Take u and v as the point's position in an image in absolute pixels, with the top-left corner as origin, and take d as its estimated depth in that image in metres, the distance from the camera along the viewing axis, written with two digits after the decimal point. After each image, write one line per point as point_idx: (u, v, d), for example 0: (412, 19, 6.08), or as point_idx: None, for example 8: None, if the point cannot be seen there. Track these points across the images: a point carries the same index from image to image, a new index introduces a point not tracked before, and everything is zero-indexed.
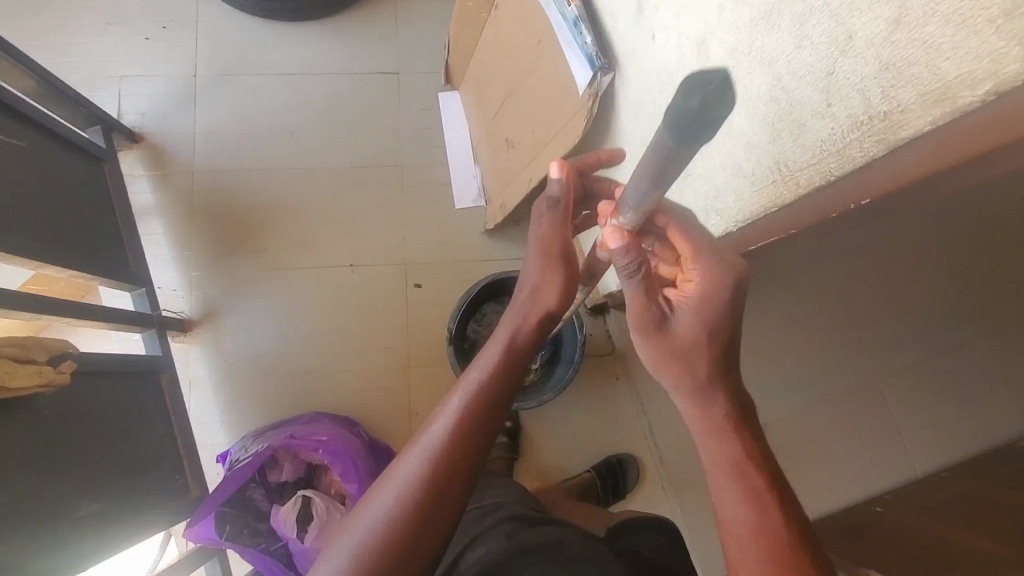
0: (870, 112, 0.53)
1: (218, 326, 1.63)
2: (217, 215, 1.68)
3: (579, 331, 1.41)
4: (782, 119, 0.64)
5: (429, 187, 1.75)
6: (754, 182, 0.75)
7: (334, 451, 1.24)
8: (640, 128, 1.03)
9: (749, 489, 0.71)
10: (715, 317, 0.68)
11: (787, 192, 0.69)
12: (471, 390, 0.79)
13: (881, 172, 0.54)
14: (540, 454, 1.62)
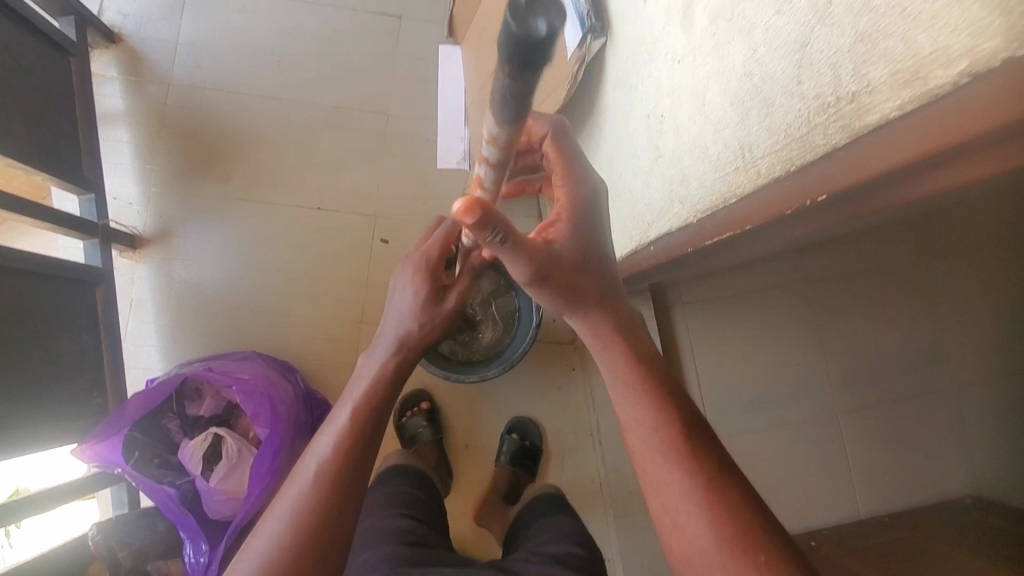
0: (838, 93, 0.47)
1: (169, 249, 1.57)
2: (188, 134, 1.60)
3: (536, 313, 1.35)
4: (752, 97, 0.59)
5: (413, 142, 1.67)
6: (717, 169, 0.69)
7: (251, 392, 1.19)
8: (618, 104, 0.95)
9: (649, 394, 0.69)
10: (583, 236, 0.72)
11: (748, 181, 0.64)
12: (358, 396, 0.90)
13: (840, 165, 0.48)
14: (481, 434, 1.57)
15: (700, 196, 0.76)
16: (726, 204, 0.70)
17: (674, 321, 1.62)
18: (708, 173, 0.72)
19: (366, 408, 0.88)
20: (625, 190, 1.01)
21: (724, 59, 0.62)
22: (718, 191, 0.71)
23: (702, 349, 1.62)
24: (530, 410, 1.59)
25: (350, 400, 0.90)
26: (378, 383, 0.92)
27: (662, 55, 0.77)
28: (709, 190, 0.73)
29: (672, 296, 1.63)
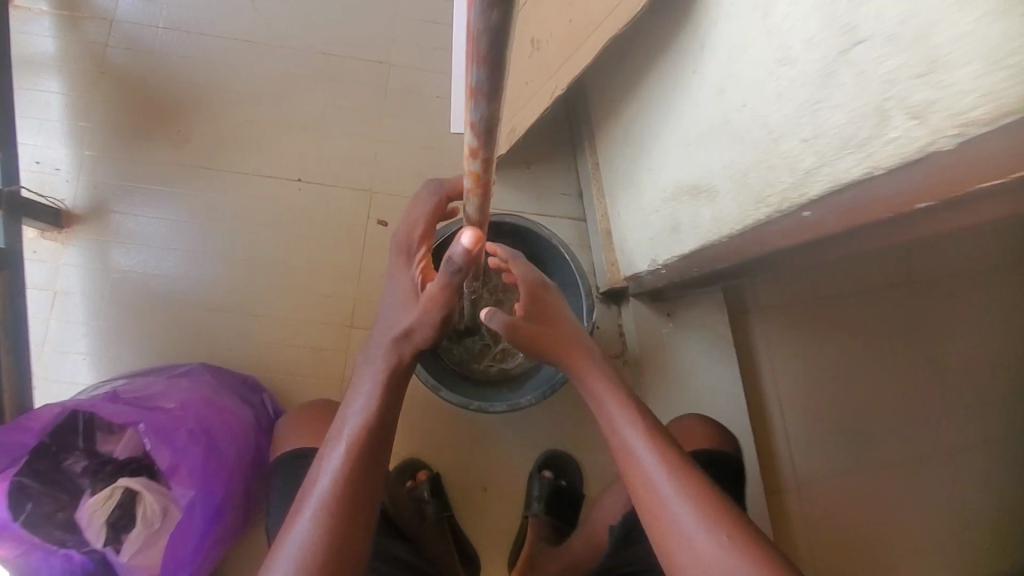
0: (995, 51, 0.35)
1: (107, 229, 1.23)
2: (136, 86, 1.26)
3: (587, 316, 0.96)
4: (862, 75, 0.46)
5: (421, 99, 1.29)
6: (812, 165, 0.55)
7: (173, 426, 0.85)
8: (684, 71, 0.75)
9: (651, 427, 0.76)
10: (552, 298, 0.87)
11: (852, 179, 0.50)
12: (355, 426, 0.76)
13: (1009, 137, 0.35)
14: (503, 473, 1.19)
15: (795, 189, 0.58)
16: (832, 198, 0.54)
17: (751, 332, 1.26)
18: (804, 165, 0.56)
19: (361, 437, 0.75)
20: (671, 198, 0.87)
21: (832, 18, 0.48)
22: (819, 186, 0.54)
23: (787, 367, 1.26)
24: (567, 445, 1.21)
25: (342, 433, 0.76)
26: (370, 414, 0.77)
27: (740, 12, 0.60)
28: (810, 181, 0.55)
29: (749, 300, 1.27)
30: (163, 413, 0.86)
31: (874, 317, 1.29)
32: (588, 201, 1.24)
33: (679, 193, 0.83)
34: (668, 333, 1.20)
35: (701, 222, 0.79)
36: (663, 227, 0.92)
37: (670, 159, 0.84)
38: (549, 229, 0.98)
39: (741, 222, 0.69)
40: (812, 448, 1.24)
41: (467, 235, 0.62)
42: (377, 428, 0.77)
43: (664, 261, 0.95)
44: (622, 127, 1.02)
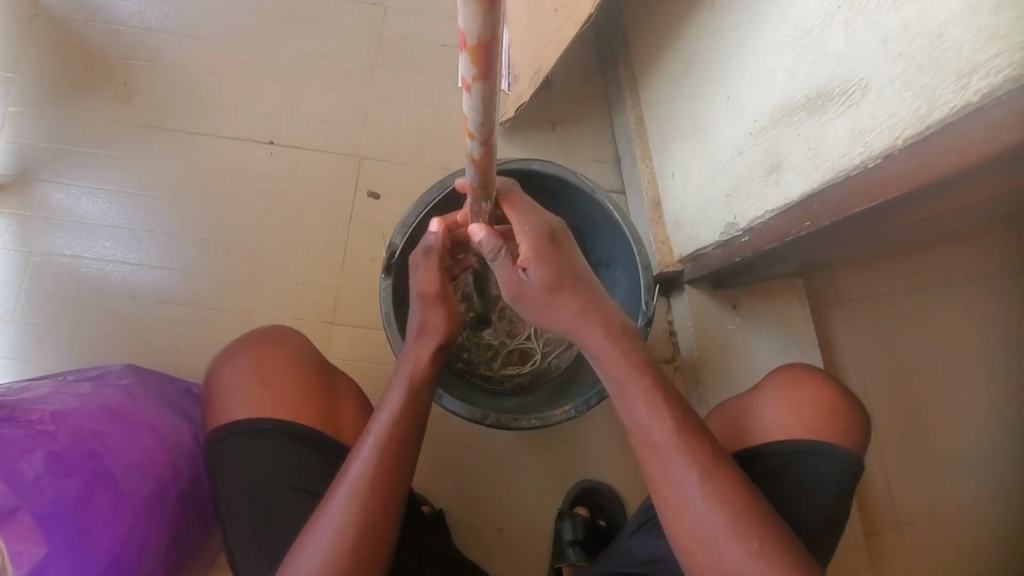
0: None
1: (30, 199, 0.97)
2: (74, 28, 1.02)
3: (647, 298, 0.71)
4: None
5: (423, 48, 1.07)
6: (937, 74, 0.42)
7: (28, 449, 0.53)
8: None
9: (690, 437, 0.52)
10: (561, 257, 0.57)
11: (998, 83, 0.37)
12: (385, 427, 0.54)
13: None
14: (525, 510, 0.91)
15: (890, 121, 0.47)
16: (947, 123, 0.42)
17: (832, 331, 1.01)
18: (906, 84, 0.44)
19: (398, 444, 0.54)
20: (721, 160, 0.73)
21: None
22: (953, 100, 0.41)
23: (879, 375, 1.00)
24: (606, 476, 0.93)
25: (372, 435, 0.54)
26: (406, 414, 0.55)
27: None
28: (894, 114, 0.46)
29: (829, 291, 1.02)
30: (15, 426, 0.53)
31: (981, 312, 1.04)
32: (629, 168, 1.00)
33: (785, 112, 0.58)
34: (733, 331, 0.95)
35: (826, 146, 0.54)
36: (750, 172, 0.67)
37: (768, 67, 0.60)
38: (594, 182, 0.73)
39: (915, 123, 0.44)
40: (913, 478, 0.97)
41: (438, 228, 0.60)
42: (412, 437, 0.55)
43: (748, 221, 0.70)
44: (683, 55, 0.78)
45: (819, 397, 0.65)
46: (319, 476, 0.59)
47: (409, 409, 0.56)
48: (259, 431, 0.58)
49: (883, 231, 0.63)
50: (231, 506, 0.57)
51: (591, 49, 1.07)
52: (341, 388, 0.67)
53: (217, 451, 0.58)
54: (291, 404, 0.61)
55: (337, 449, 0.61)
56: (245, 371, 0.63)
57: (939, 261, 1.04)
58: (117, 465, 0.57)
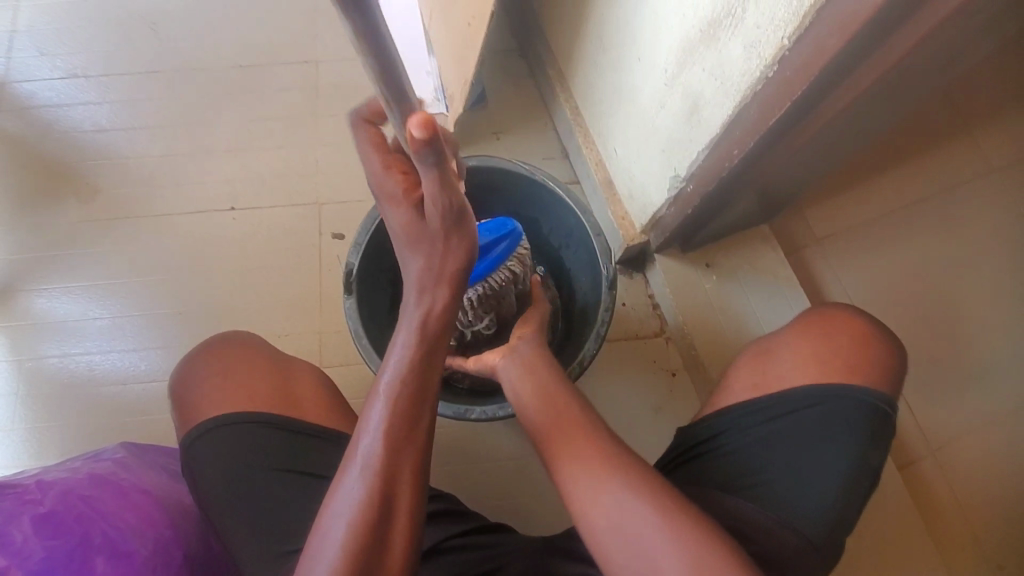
0: None
1: (17, 311, 0.99)
2: (32, 144, 1.07)
3: (606, 263, 0.72)
4: None
5: (359, 91, 1.11)
6: None
7: (16, 515, 0.53)
8: None
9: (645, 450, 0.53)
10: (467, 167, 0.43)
11: None
12: (392, 397, 0.48)
13: None
14: (550, 509, 0.89)
15: (771, 23, 0.49)
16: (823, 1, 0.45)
17: (813, 268, 1.00)
18: None
19: (407, 416, 0.48)
20: (646, 118, 0.75)
21: None
22: None
23: (874, 300, 0.98)
24: None
25: (378, 407, 0.48)
26: (411, 380, 0.49)
27: None
28: (773, 16, 0.49)
29: (800, 232, 1.02)
30: (4, 498, 0.53)
31: (962, 214, 1.03)
32: (576, 157, 1.02)
33: (688, 51, 0.61)
34: (713, 289, 0.94)
35: (728, 71, 0.57)
36: (676, 122, 0.69)
37: (662, 16, 0.63)
38: (530, 165, 0.75)
39: (795, 18, 0.47)
40: (935, 397, 0.95)
41: (416, 120, 0.36)
42: (421, 406, 0.49)
43: (687, 170, 0.72)
44: (593, 34, 0.81)
45: (856, 340, 0.63)
46: (298, 456, 0.60)
47: (416, 376, 0.49)
48: (231, 425, 0.60)
49: (813, 146, 0.64)
50: (217, 500, 0.58)
51: (518, 59, 1.12)
52: (301, 375, 0.68)
53: (194, 454, 0.60)
54: (257, 398, 0.63)
55: (304, 427, 0.62)
56: (210, 374, 0.64)
57: (904, 178, 1.04)
58: (110, 525, 0.56)
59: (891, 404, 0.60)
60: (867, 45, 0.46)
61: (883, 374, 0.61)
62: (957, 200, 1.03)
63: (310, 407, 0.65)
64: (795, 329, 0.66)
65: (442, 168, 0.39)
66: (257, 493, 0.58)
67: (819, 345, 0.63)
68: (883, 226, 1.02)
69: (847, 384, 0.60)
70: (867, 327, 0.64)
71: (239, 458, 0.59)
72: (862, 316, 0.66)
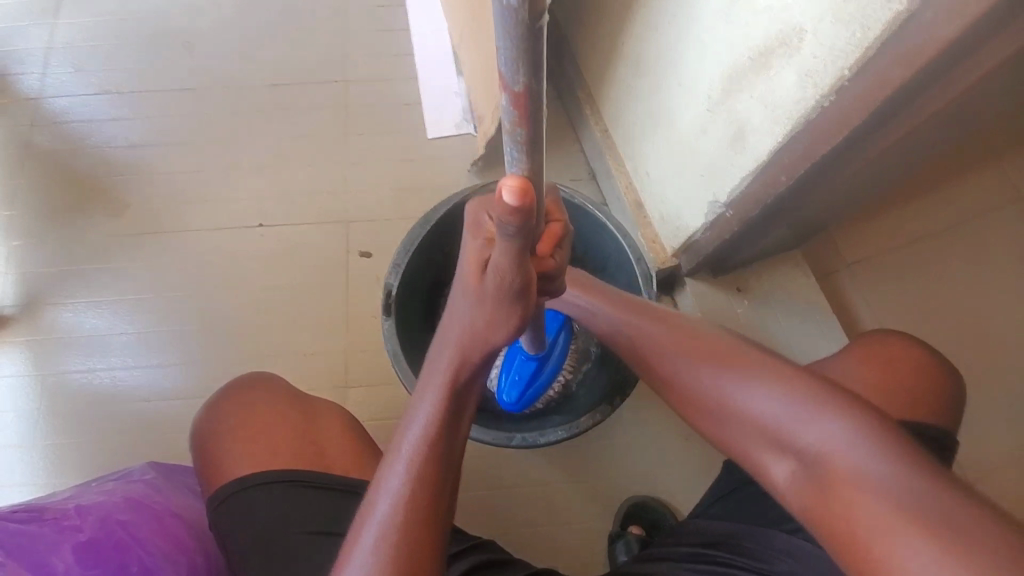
0: None
1: (42, 326, 0.99)
2: (65, 158, 1.08)
3: (646, 288, 0.71)
4: None
5: (388, 110, 1.12)
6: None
7: (56, 544, 0.51)
8: None
9: None
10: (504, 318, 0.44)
11: None
12: (427, 435, 0.46)
13: None
14: (582, 536, 0.87)
15: (829, 54, 0.49)
16: (888, 33, 0.44)
17: (846, 295, 0.99)
18: (829, 13, 0.47)
19: (435, 456, 0.45)
20: (685, 143, 0.75)
21: None
22: (882, 9, 0.44)
23: (908, 327, 0.97)
24: (654, 488, 0.89)
25: (410, 442, 0.46)
26: (448, 420, 0.46)
27: None
28: (831, 46, 0.49)
29: (831, 256, 1.01)
30: (43, 524, 0.52)
31: (998, 242, 1.01)
32: (605, 179, 1.02)
33: (735, 79, 0.61)
34: (745, 313, 0.93)
35: (779, 99, 0.56)
36: (717, 148, 0.69)
37: (708, 43, 0.63)
38: (569, 189, 0.75)
39: (856, 50, 0.47)
40: (974, 428, 0.93)
41: (509, 187, 0.33)
42: (449, 448, 0.46)
43: (728, 196, 0.71)
44: (630, 58, 0.81)
45: (918, 370, 0.61)
46: (327, 513, 0.58)
47: (443, 432, 0.46)
48: (263, 485, 0.59)
49: (860, 171, 0.63)
50: (248, 538, 0.57)
51: (547, 82, 1.12)
52: (327, 417, 0.67)
53: (223, 512, 0.58)
54: (284, 452, 0.62)
55: (330, 480, 0.60)
56: (231, 424, 0.64)
57: (938, 205, 1.03)
58: (147, 553, 0.55)
59: (952, 441, 0.58)
60: (931, 77, 0.45)
61: (945, 406, 0.59)
62: (989, 228, 1.02)
63: (339, 457, 0.64)
64: (847, 354, 0.64)
65: (521, 238, 0.36)
66: (290, 540, 0.57)
67: (878, 375, 0.61)
68: (916, 253, 1.01)
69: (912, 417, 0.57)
70: (924, 357, 0.62)
71: (273, 518, 0.57)
72: (919, 344, 0.63)
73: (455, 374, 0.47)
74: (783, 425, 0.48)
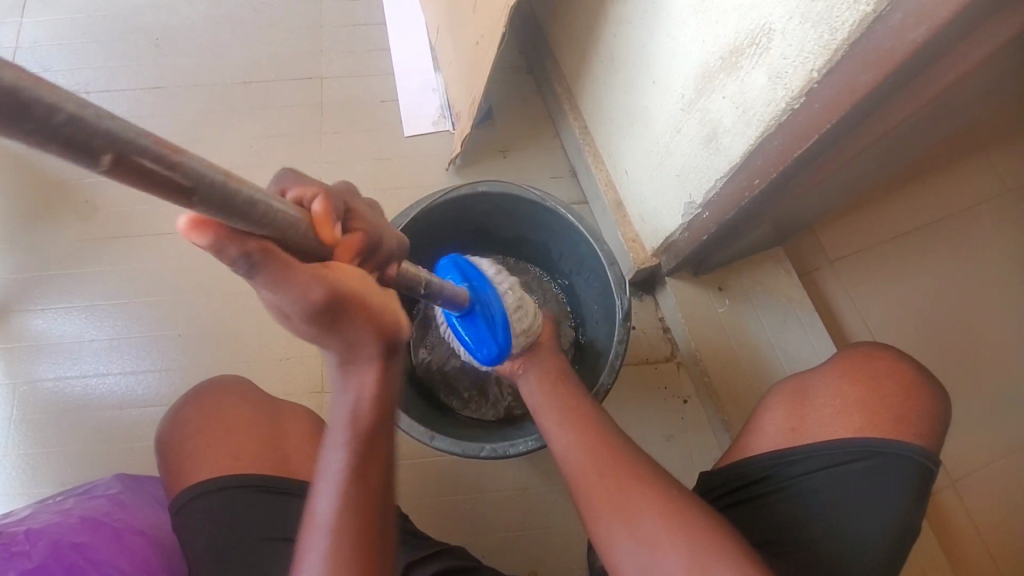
0: None
1: (12, 333, 0.97)
2: (33, 160, 1.05)
3: (621, 294, 0.69)
4: None
5: (364, 107, 1.09)
6: None
7: (4, 569, 0.49)
8: None
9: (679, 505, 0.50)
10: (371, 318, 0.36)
11: None
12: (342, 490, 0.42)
13: None
14: (562, 541, 0.86)
15: (799, 54, 0.47)
16: (858, 35, 0.42)
17: (829, 293, 0.98)
18: (798, 12, 0.45)
19: (355, 510, 0.42)
20: (661, 142, 0.73)
21: None
22: (851, 8, 0.42)
23: (890, 325, 0.96)
24: None
25: (325, 502, 0.42)
26: (359, 467, 0.42)
27: None
28: (800, 46, 0.47)
29: (814, 254, 0.99)
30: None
31: (983, 238, 1.00)
32: (586, 177, 1.00)
33: (706, 79, 0.59)
34: (727, 313, 0.92)
35: (750, 100, 0.55)
36: (692, 148, 0.67)
37: (679, 41, 0.61)
38: (542, 192, 0.73)
39: (825, 51, 0.45)
40: (957, 427, 0.92)
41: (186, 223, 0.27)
42: (368, 496, 0.42)
43: (704, 197, 0.69)
44: (605, 54, 0.79)
45: (899, 384, 0.60)
46: (290, 523, 0.58)
47: (358, 481, 0.42)
48: (225, 491, 0.58)
49: (837, 172, 0.62)
50: (210, 551, 0.56)
51: (527, 77, 1.10)
52: (290, 421, 0.66)
53: (185, 520, 0.57)
54: (245, 458, 0.60)
55: (292, 487, 0.59)
56: (191, 429, 0.62)
57: (923, 202, 1.01)
58: (103, 573, 0.53)
59: (936, 462, 0.57)
60: (902, 79, 0.44)
61: (926, 423, 0.59)
62: (974, 224, 1.00)
63: (303, 461, 0.63)
64: (832, 367, 0.63)
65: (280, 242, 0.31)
66: (252, 555, 0.56)
67: (865, 391, 0.60)
68: (900, 249, 0.99)
69: (885, 431, 0.57)
70: (910, 372, 0.61)
71: (234, 528, 0.56)
72: (901, 356, 0.63)
73: (352, 412, 0.40)
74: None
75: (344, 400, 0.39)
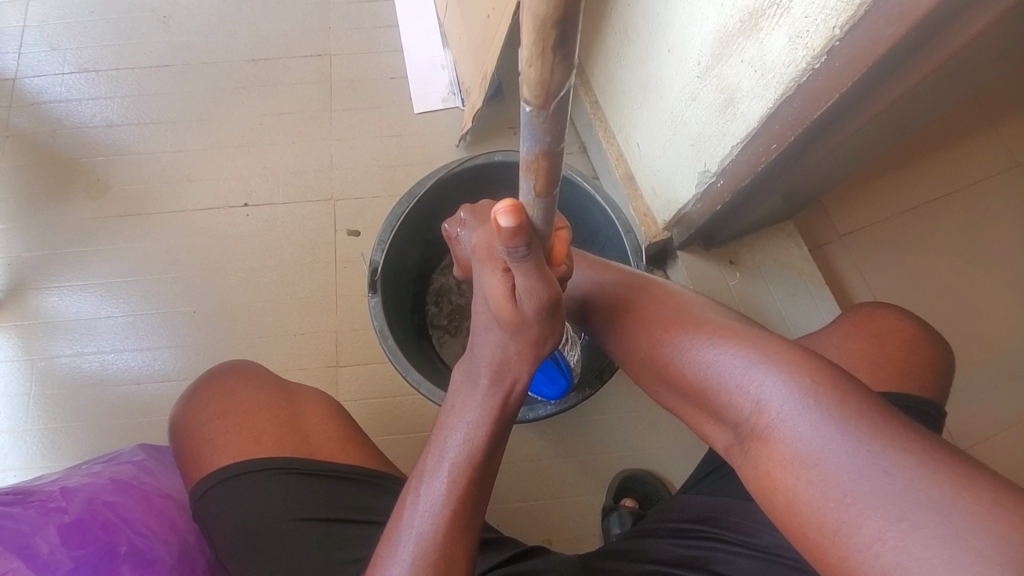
0: None
1: (28, 310, 0.98)
2: (43, 139, 1.05)
3: (636, 260, 0.70)
4: None
5: (373, 84, 1.09)
6: None
7: (42, 525, 0.52)
8: None
9: None
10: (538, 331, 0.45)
11: None
12: (474, 451, 0.46)
13: None
14: (575, 509, 0.87)
15: (820, 13, 0.48)
16: None
17: (838, 266, 0.98)
18: None
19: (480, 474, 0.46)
20: (676, 111, 0.73)
21: None
22: None
23: (898, 296, 0.97)
24: (645, 461, 0.89)
25: (452, 457, 0.46)
26: (494, 438, 0.47)
27: None
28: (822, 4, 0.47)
29: (824, 226, 1.00)
30: (28, 506, 0.53)
31: (989, 209, 1.00)
32: (596, 152, 1.00)
33: (724, 43, 0.59)
34: (737, 286, 0.92)
35: (770, 62, 0.55)
36: (707, 116, 0.67)
37: (696, 6, 0.60)
38: None
39: (848, 8, 0.46)
40: (962, 395, 0.93)
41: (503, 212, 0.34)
42: (489, 465, 0.46)
43: (719, 165, 0.70)
44: (618, 23, 0.79)
45: (908, 341, 0.60)
46: (315, 499, 0.59)
47: (484, 449, 0.46)
48: (249, 475, 0.58)
49: (851, 138, 0.62)
50: (237, 526, 0.57)
51: None
52: (309, 404, 0.67)
53: (208, 503, 0.58)
54: (267, 441, 0.61)
55: (313, 467, 0.60)
56: (210, 413, 0.63)
57: (932, 175, 1.01)
58: (136, 534, 0.55)
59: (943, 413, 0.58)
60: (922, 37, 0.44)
61: (934, 380, 0.60)
62: (982, 196, 1.01)
63: (325, 443, 0.64)
64: (840, 327, 0.64)
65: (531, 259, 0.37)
66: (276, 526, 0.57)
67: (871, 348, 0.60)
68: (909, 222, 1.00)
69: (900, 391, 0.58)
70: (915, 329, 0.62)
71: (259, 506, 0.57)
72: (910, 314, 0.63)
73: (507, 393, 0.47)
74: (730, 388, 0.45)
75: (503, 378, 0.47)
